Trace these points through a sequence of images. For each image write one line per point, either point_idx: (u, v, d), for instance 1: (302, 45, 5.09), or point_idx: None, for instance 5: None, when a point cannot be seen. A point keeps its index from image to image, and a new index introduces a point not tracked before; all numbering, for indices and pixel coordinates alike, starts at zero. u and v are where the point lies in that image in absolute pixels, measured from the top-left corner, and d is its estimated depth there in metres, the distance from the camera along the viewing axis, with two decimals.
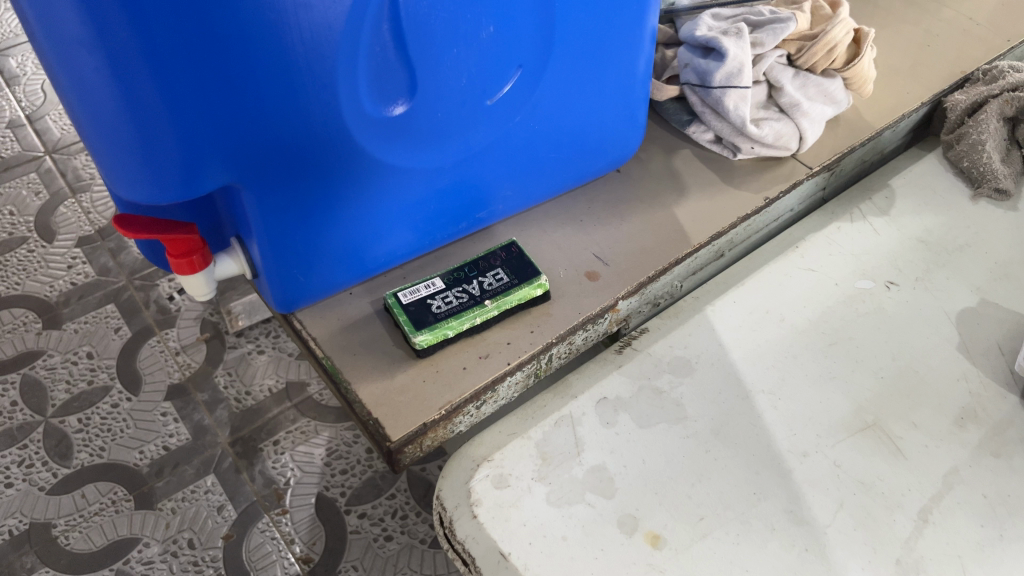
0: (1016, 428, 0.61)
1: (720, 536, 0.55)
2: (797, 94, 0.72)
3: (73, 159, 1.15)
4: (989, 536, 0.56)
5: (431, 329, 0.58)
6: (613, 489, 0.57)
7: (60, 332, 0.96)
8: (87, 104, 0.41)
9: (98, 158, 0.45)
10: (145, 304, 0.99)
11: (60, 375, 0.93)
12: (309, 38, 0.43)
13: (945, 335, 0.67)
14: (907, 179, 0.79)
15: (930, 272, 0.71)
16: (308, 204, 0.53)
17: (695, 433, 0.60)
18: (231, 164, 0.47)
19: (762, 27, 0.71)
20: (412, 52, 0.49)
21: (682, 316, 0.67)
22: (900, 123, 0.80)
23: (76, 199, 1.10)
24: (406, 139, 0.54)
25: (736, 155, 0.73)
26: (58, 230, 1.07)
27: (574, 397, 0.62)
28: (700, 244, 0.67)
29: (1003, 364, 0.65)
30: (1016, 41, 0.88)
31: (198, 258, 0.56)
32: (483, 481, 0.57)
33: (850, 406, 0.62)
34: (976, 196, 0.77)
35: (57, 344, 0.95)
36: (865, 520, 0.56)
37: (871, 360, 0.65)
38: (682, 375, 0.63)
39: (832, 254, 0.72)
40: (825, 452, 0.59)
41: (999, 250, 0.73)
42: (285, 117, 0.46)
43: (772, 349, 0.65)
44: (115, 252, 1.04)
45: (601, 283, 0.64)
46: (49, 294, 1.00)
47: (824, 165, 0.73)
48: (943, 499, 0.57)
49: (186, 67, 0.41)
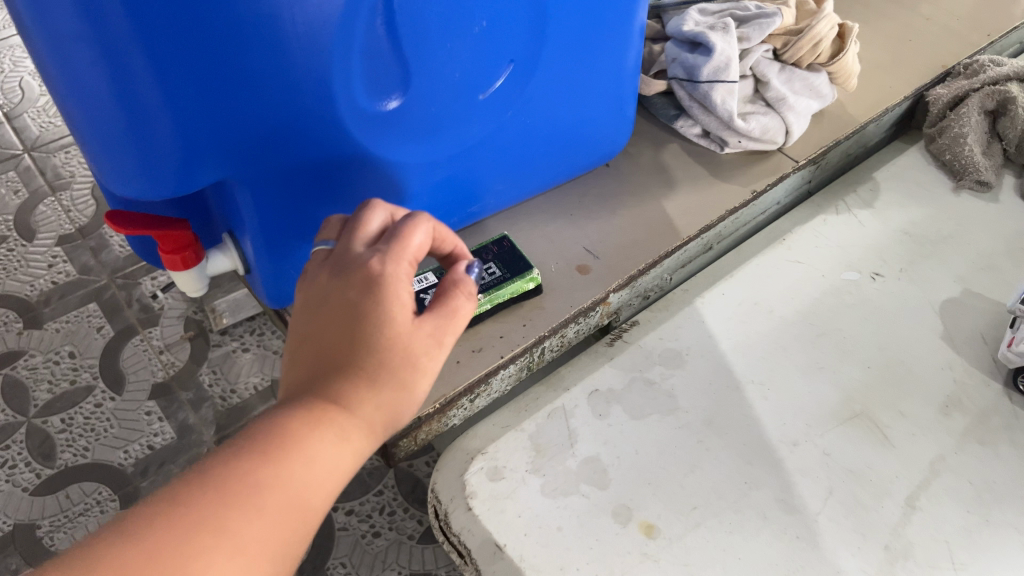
0: (1001, 416, 0.62)
1: (712, 526, 0.56)
2: (783, 88, 0.72)
3: (52, 157, 1.14)
4: (975, 522, 0.57)
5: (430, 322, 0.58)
6: (607, 480, 0.58)
7: (41, 332, 0.95)
8: (81, 100, 0.41)
9: (91, 153, 0.45)
10: (127, 303, 0.98)
11: (41, 375, 0.92)
12: (306, 33, 0.44)
13: (930, 325, 0.68)
14: (891, 172, 0.80)
15: (915, 263, 0.72)
16: (303, 200, 0.53)
17: (687, 424, 0.61)
18: (225, 160, 0.47)
19: (748, 22, 0.71)
20: (408, 47, 0.49)
21: (672, 309, 0.68)
22: (884, 117, 0.81)
23: (57, 198, 1.09)
24: (401, 134, 0.54)
25: (723, 149, 0.74)
26: (37, 229, 1.06)
27: (566, 390, 0.63)
28: (689, 236, 0.68)
29: (986, 353, 0.66)
30: (996, 36, 0.90)
31: (191, 254, 0.56)
32: (478, 474, 0.58)
33: (838, 395, 0.63)
34: (959, 188, 0.78)
35: (38, 344, 0.94)
36: (854, 508, 0.57)
37: (859, 351, 0.66)
38: (673, 367, 0.64)
39: (818, 246, 0.73)
40: (815, 441, 0.60)
41: (982, 241, 0.74)
42: (281, 113, 0.47)
43: (761, 341, 0.66)
44: (96, 250, 1.04)
45: (592, 277, 0.65)
46: (30, 294, 0.99)
47: (810, 159, 0.74)
48: (930, 485, 0.58)
49: (184, 63, 0.41)
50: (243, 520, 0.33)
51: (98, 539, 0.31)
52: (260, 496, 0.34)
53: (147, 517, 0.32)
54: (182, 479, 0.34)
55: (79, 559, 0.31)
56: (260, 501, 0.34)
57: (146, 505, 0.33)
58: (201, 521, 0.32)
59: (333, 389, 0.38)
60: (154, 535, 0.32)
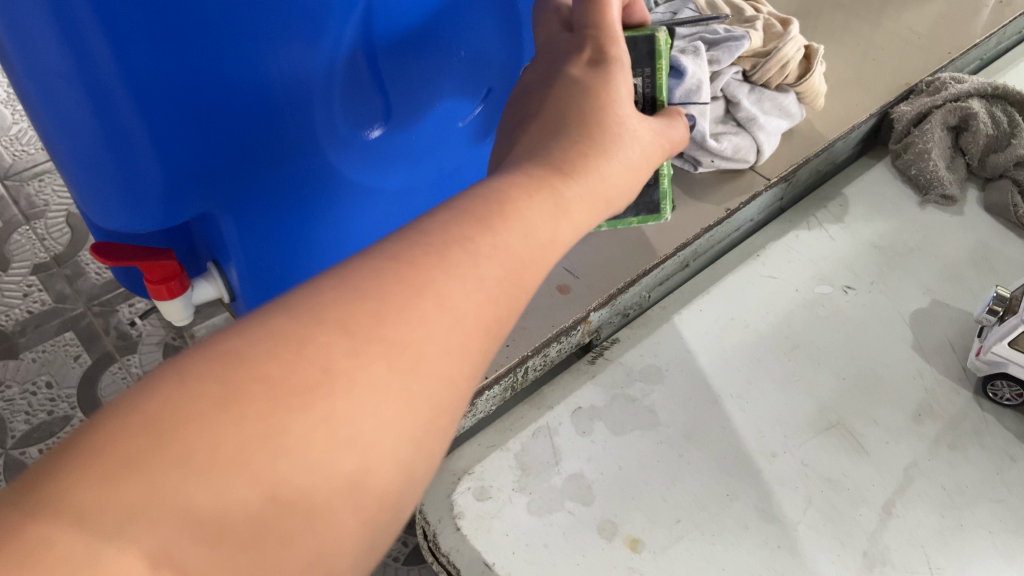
0: (970, 422, 0.64)
1: (695, 537, 0.57)
2: (753, 108, 0.74)
3: (27, 185, 0.98)
4: (949, 527, 0.58)
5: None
6: (592, 496, 0.59)
7: (15, 362, 0.81)
8: (65, 131, 0.42)
9: (75, 185, 0.46)
10: (105, 330, 0.84)
11: (18, 407, 0.78)
12: (288, 61, 0.44)
13: (901, 335, 0.70)
14: (860, 187, 0.82)
15: (884, 275, 0.74)
16: (286, 226, 0.54)
17: (668, 438, 0.62)
18: (210, 189, 0.48)
19: (718, 45, 0.73)
20: (386, 74, 0.50)
21: (650, 326, 0.70)
22: (851, 134, 0.83)
23: (31, 226, 0.94)
24: (381, 162, 0.55)
25: (696, 169, 0.75)
26: (11, 257, 0.91)
27: (550, 408, 0.64)
28: (666, 255, 0.70)
29: (955, 361, 0.68)
30: (956, 54, 0.93)
31: (177, 284, 0.57)
32: (465, 494, 0.59)
33: (814, 405, 0.65)
34: (924, 203, 0.81)
35: (14, 374, 0.80)
36: (832, 515, 0.58)
37: (833, 362, 0.68)
38: (653, 383, 0.66)
39: (791, 260, 0.75)
40: (793, 452, 0.62)
41: (948, 252, 0.77)
42: (265, 141, 0.47)
43: (739, 354, 0.68)
44: (72, 278, 0.89)
45: (572, 297, 0.66)
46: (3, 324, 0.84)
47: (781, 176, 0.77)
48: (905, 491, 0.60)
49: (169, 97, 0.41)
50: (468, 282, 0.33)
51: (312, 299, 0.30)
52: (479, 261, 0.34)
53: (369, 281, 0.31)
54: (400, 245, 0.33)
55: (283, 316, 0.29)
56: (483, 275, 0.34)
57: (360, 271, 0.31)
58: (419, 285, 0.31)
59: (559, 170, 0.40)
60: (385, 289, 0.31)
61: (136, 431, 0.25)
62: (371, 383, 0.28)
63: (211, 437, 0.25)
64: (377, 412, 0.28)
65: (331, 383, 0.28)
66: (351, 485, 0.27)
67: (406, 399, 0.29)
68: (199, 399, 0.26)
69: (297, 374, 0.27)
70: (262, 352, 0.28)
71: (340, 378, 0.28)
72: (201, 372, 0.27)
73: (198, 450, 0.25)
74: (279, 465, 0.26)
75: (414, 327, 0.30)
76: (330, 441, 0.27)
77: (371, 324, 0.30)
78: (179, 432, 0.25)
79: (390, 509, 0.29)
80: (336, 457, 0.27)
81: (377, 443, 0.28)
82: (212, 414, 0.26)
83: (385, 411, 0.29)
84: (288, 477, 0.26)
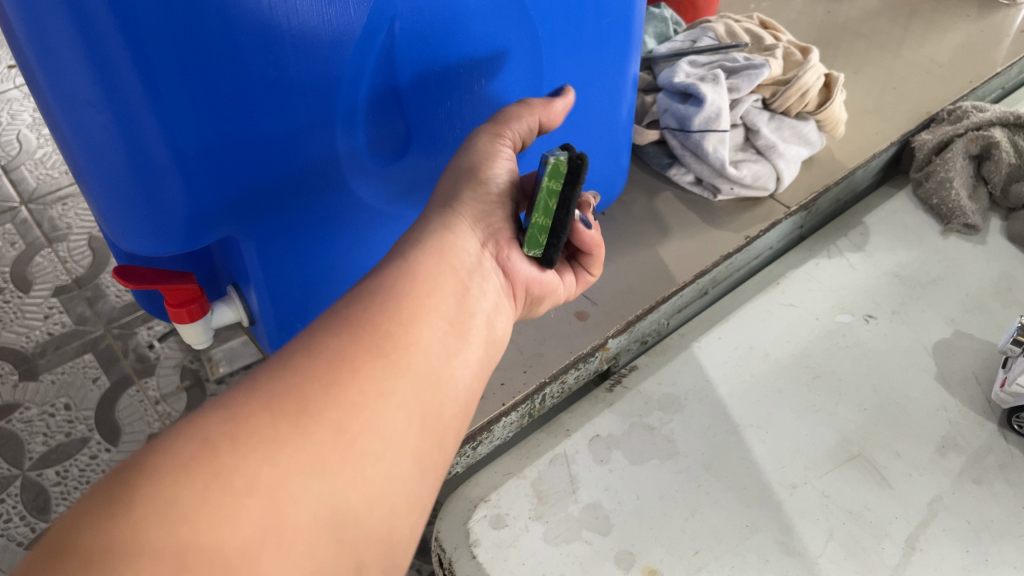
0: (995, 456, 0.63)
1: (714, 570, 0.56)
2: (773, 136, 0.74)
3: (50, 209, 0.99)
4: (975, 562, 0.57)
5: (558, 211, 0.45)
6: (609, 526, 0.58)
7: (34, 384, 0.82)
8: (93, 157, 0.43)
9: (101, 211, 0.47)
10: (124, 352, 0.84)
11: (37, 428, 0.78)
12: (313, 97, 0.45)
13: (923, 366, 0.69)
14: (880, 216, 0.82)
15: (906, 305, 0.73)
16: (308, 253, 0.54)
17: (686, 468, 0.61)
18: (234, 216, 0.48)
19: (737, 73, 0.73)
20: (409, 104, 0.51)
21: (669, 353, 0.69)
22: (872, 162, 0.83)
23: (53, 249, 0.95)
24: (404, 184, 0.55)
25: (716, 197, 0.76)
26: (33, 280, 0.91)
27: (567, 435, 0.64)
28: (685, 281, 0.69)
29: (980, 393, 0.67)
30: (978, 82, 0.92)
31: (196, 307, 0.57)
32: (481, 522, 0.59)
33: (835, 437, 0.64)
34: (947, 232, 0.80)
35: (33, 396, 0.81)
36: (854, 550, 0.57)
37: (854, 394, 0.67)
38: (671, 412, 0.65)
39: (811, 288, 0.74)
40: (814, 483, 0.61)
41: (972, 282, 0.76)
42: (289, 172, 0.48)
43: (758, 385, 0.67)
44: (92, 300, 0.89)
45: (590, 323, 0.66)
46: (24, 345, 0.85)
47: (801, 205, 0.76)
48: (929, 526, 0.59)
49: (197, 131, 0.42)
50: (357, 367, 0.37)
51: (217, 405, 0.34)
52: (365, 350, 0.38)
53: (263, 384, 0.35)
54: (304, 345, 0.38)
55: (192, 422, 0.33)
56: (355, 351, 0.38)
57: (261, 376, 0.36)
58: (301, 375, 0.36)
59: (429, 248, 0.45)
60: (285, 389, 0.35)
61: (45, 551, 0.28)
62: (251, 448, 0.32)
63: (110, 529, 0.28)
64: (271, 456, 0.32)
65: (213, 448, 0.32)
66: (263, 529, 0.31)
67: (302, 449, 0.33)
68: (89, 509, 0.29)
69: (180, 465, 0.31)
70: (147, 456, 0.31)
71: (226, 459, 0.32)
72: (95, 491, 0.30)
73: (92, 548, 0.28)
74: (179, 532, 0.29)
75: (291, 403, 0.35)
76: (224, 497, 0.31)
77: (246, 410, 0.34)
78: (78, 537, 0.28)
79: (332, 538, 0.33)
80: (237, 509, 0.31)
81: (280, 491, 0.32)
82: (100, 517, 0.29)
83: (282, 464, 0.32)
84: (191, 540, 0.29)
